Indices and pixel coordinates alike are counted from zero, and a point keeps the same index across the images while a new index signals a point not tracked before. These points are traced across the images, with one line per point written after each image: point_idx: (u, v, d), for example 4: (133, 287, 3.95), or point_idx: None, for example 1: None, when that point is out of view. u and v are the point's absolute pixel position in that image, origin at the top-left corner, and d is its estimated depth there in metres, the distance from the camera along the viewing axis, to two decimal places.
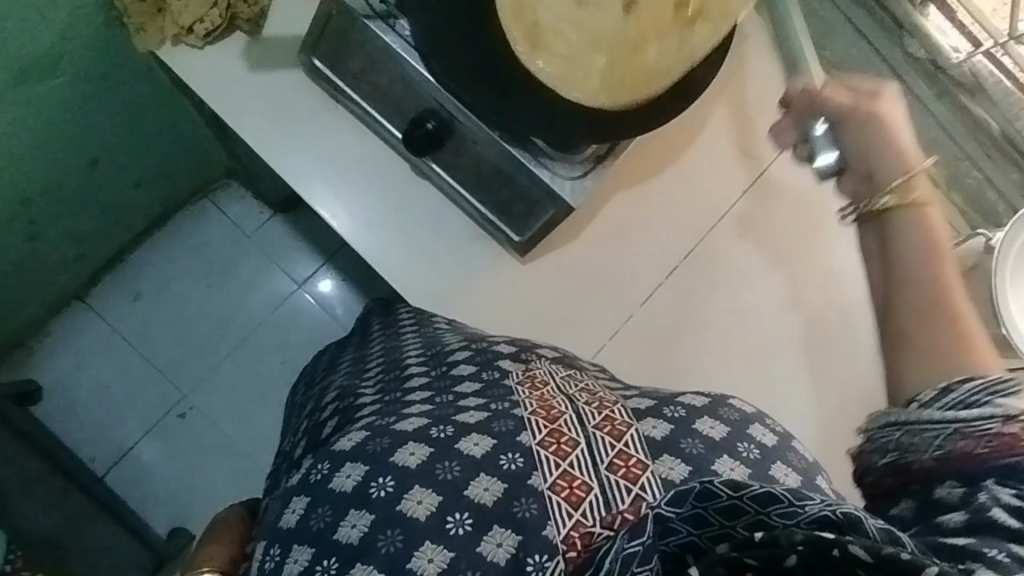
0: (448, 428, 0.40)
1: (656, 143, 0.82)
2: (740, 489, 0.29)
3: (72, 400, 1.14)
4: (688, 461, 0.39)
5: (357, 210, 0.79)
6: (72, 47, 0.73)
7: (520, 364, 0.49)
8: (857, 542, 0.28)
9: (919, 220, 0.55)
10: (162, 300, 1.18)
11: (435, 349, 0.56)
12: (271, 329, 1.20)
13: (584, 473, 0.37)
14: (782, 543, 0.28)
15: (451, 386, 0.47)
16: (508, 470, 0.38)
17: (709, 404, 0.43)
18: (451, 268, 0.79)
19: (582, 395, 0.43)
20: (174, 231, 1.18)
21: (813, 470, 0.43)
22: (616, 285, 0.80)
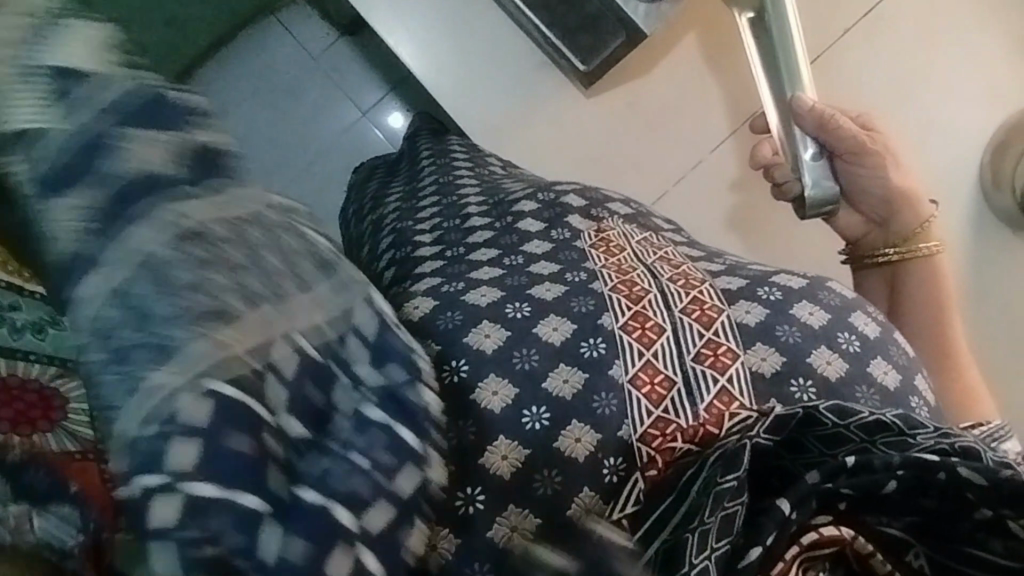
0: (524, 306, 0.36)
1: None
2: (845, 418, 0.29)
3: None
4: (783, 350, 0.35)
5: (424, 31, 0.72)
6: None
7: (592, 223, 0.44)
8: (964, 465, 0.28)
9: (927, 273, 0.59)
10: (225, 119, 1.12)
11: (498, 197, 0.51)
12: (337, 155, 1.16)
13: (668, 367, 0.33)
14: (879, 468, 0.29)
15: (518, 245, 0.42)
16: (588, 357, 0.34)
17: (807, 287, 0.39)
18: (519, 99, 0.73)
19: (665, 269, 0.39)
20: (239, 44, 1.11)
21: (912, 366, 0.39)
22: (689, 128, 0.75)
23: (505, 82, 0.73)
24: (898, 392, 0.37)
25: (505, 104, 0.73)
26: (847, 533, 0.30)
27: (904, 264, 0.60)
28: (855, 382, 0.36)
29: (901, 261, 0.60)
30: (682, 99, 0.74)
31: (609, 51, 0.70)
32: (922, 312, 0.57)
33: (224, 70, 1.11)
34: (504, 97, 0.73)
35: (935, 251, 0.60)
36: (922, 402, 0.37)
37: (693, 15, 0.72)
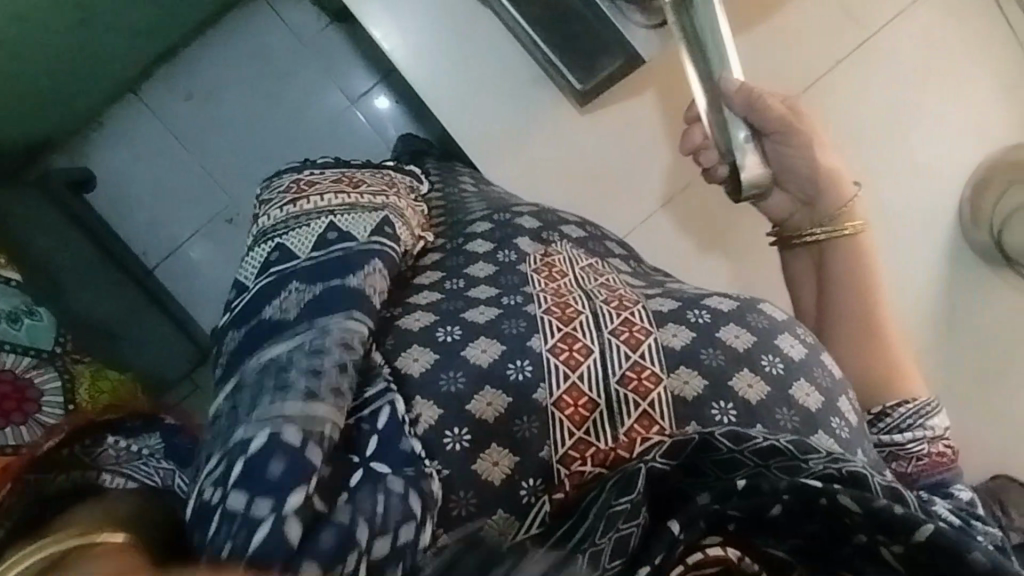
0: (455, 330, 0.38)
1: None
2: (741, 443, 0.32)
3: (121, 195, 1.20)
4: (706, 374, 0.37)
5: (411, 30, 0.72)
6: None
7: (538, 246, 0.46)
8: (846, 493, 0.31)
9: (847, 251, 0.64)
10: (210, 103, 1.21)
11: (456, 217, 0.53)
12: (321, 143, 1.23)
13: (591, 390, 0.36)
14: (767, 490, 0.31)
15: (463, 266, 0.44)
16: (515, 381, 0.36)
17: (736, 309, 0.42)
18: (512, 111, 0.74)
19: (601, 291, 0.41)
20: (227, 34, 1.20)
21: (836, 388, 0.42)
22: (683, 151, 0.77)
23: (505, 90, 0.73)
24: (816, 414, 0.39)
25: (497, 113, 0.74)
26: (734, 554, 0.31)
27: (829, 242, 0.65)
28: (775, 404, 0.38)
29: (824, 241, 0.65)
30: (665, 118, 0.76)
31: (605, 72, 0.71)
32: (848, 290, 0.63)
33: (218, 57, 1.20)
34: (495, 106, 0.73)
35: (859, 228, 0.65)
36: (842, 423, 0.40)
37: None
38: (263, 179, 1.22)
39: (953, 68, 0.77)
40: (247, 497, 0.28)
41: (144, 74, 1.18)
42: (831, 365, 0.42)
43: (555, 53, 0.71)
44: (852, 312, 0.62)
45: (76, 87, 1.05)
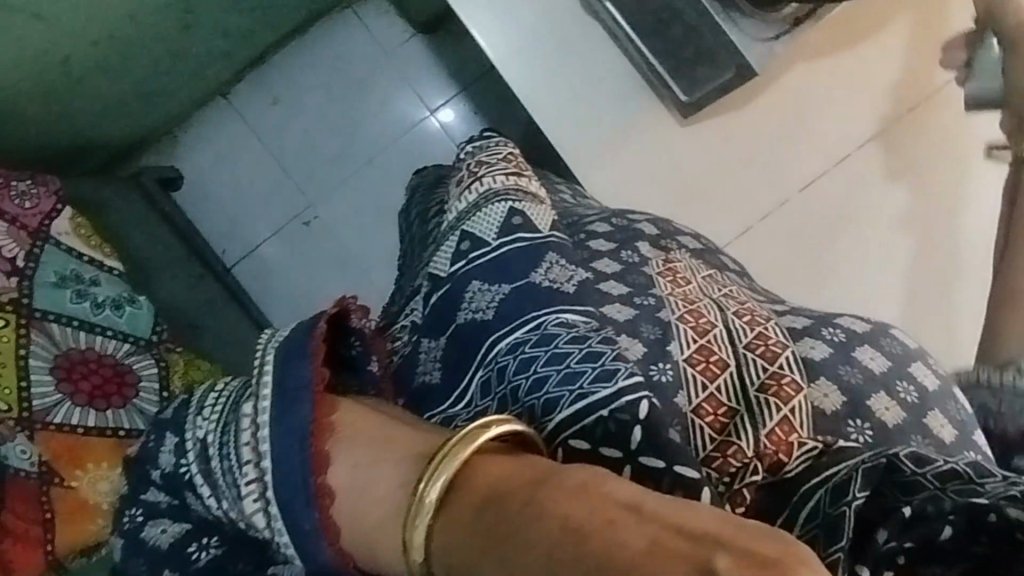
0: (596, 324, 0.42)
1: (856, 9, 0.74)
2: (922, 466, 0.35)
3: (206, 194, 1.26)
4: (844, 390, 0.43)
5: (513, 38, 0.74)
6: None
7: (659, 253, 0.50)
8: (1013, 509, 0.33)
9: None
10: (295, 107, 1.26)
11: (571, 219, 0.54)
12: (399, 151, 1.28)
13: (728, 399, 0.41)
14: (933, 514, 0.34)
15: (589, 261, 0.48)
16: (657, 379, 0.40)
17: (869, 332, 0.47)
18: (607, 124, 0.75)
19: (732, 304, 0.46)
20: (316, 40, 1.26)
21: (971, 421, 0.45)
22: (786, 164, 0.77)
23: (596, 101, 0.74)
24: (951, 444, 0.43)
25: (590, 125, 0.75)
26: None
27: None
28: (912, 431, 0.42)
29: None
30: (779, 135, 0.76)
31: (708, 86, 0.73)
32: None
33: (307, 62, 1.26)
34: (589, 118, 0.75)
35: None
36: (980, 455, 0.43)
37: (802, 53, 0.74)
38: (347, 181, 1.28)
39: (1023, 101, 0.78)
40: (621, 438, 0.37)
41: (234, 78, 1.24)
42: (962, 398, 0.47)
43: (663, 67, 0.73)
44: None
45: (172, 86, 1.11)
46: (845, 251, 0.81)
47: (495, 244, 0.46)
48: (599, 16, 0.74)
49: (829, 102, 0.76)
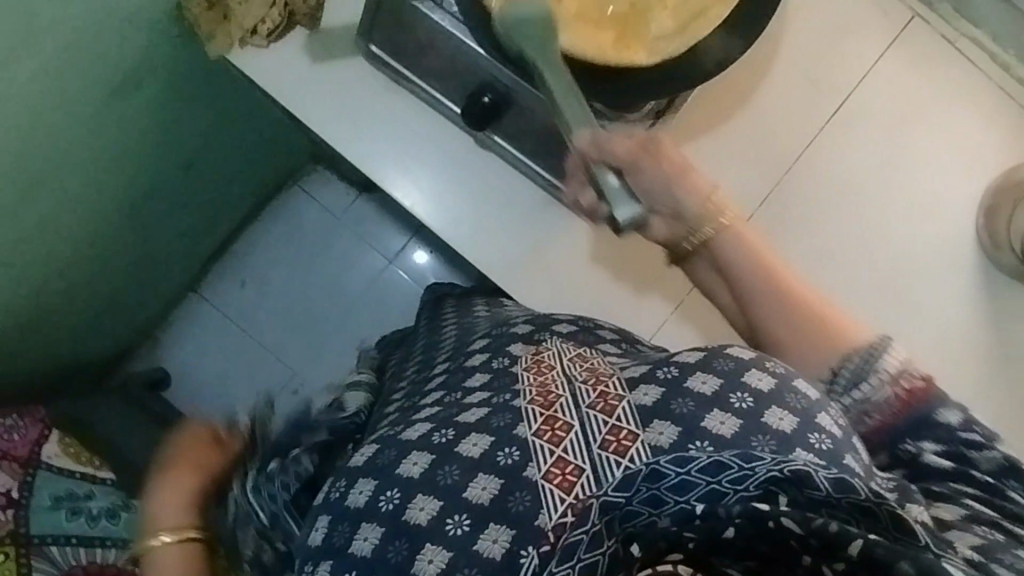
0: (448, 432, 0.48)
1: (727, 87, 0.89)
2: (685, 466, 0.41)
3: (195, 386, 1.33)
4: (676, 421, 0.45)
5: (435, 192, 0.88)
6: (143, 70, 0.82)
7: (530, 347, 0.55)
8: (786, 516, 0.38)
9: (739, 239, 0.63)
10: (264, 286, 1.35)
11: (463, 338, 0.66)
12: (369, 304, 1.35)
13: (575, 458, 0.44)
14: (720, 515, 0.39)
15: (464, 380, 0.54)
16: (504, 465, 0.44)
17: (703, 358, 0.48)
18: (524, 236, 0.89)
19: (582, 371, 0.49)
20: (271, 220, 1.35)
21: (816, 406, 0.47)
22: None
23: (508, 223, 0.89)
24: (794, 434, 0.45)
25: (516, 250, 0.88)
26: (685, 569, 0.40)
27: (715, 238, 0.63)
28: (750, 434, 0.45)
29: (711, 237, 0.64)
30: None
31: None
32: (772, 303, 0.60)
33: (263, 244, 1.35)
34: (513, 241, 0.88)
35: (734, 219, 0.64)
36: (821, 438, 0.45)
37: (686, 134, 0.88)
38: (324, 345, 1.35)
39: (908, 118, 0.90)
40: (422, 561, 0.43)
41: (201, 272, 1.33)
42: (806, 389, 0.48)
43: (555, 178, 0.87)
44: (776, 283, 0.61)
45: (141, 294, 1.19)
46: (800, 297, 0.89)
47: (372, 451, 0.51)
48: (489, 147, 0.88)
49: (739, 167, 0.89)
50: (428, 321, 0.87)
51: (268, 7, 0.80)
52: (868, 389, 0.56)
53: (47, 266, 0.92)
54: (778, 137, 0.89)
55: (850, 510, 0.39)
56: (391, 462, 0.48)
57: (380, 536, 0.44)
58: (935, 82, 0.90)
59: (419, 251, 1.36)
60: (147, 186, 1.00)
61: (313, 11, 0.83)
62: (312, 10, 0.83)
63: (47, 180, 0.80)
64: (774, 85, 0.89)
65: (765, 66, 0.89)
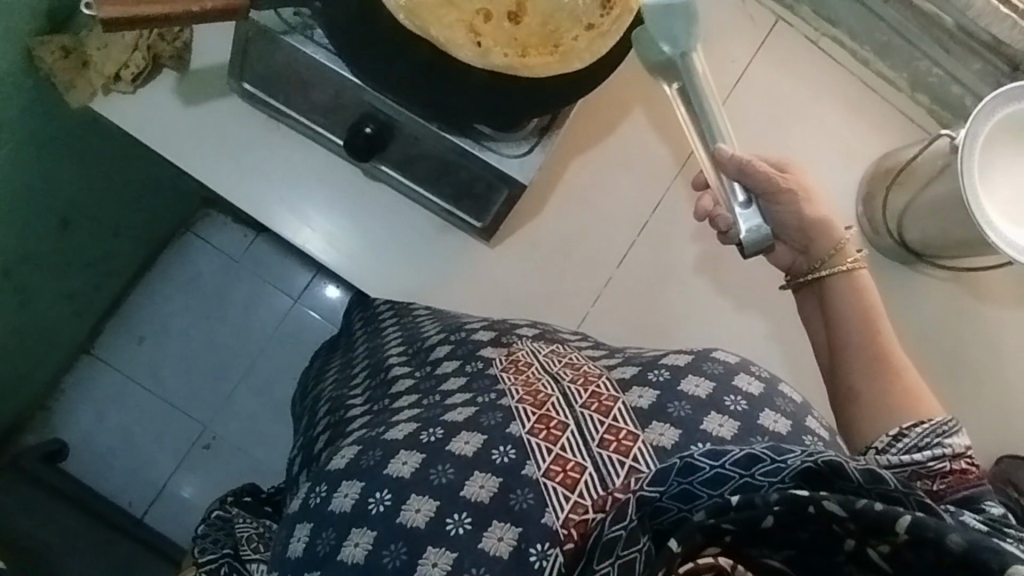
0: (437, 431, 0.48)
1: (603, 101, 0.93)
2: (720, 458, 0.39)
3: (98, 454, 1.23)
4: (677, 424, 0.47)
5: (328, 225, 0.86)
6: (9, 120, 0.75)
7: (501, 351, 0.57)
8: (831, 502, 0.37)
9: (848, 284, 0.71)
10: (163, 342, 1.27)
11: (414, 345, 0.66)
12: (279, 345, 1.30)
13: (576, 455, 0.44)
14: (759, 504, 0.38)
15: (440, 386, 0.56)
16: (502, 464, 0.45)
17: (693, 362, 0.52)
18: (424, 262, 0.88)
19: (567, 371, 0.51)
20: (164, 271, 1.28)
21: (801, 410, 0.51)
22: (594, 247, 0.91)
23: (405, 248, 0.88)
24: (788, 434, 0.49)
25: (417, 273, 0.88)
26: (725, 562, 0.39)
27: (832, 278, 0.71)
28: (748, 435, 0.48)
29: (827, 276, 0.72)
30: (592, 215, 0.91)
31: (497, 206, 0.83)
32: (857, 340, 0.68)
33: (161, 294, 1.27)
34: (407, 263, 0.88)
35: (858, 265, 0.71)
36: (813, 438, 0.49)
37: (572, 147, 0.92)
38: (234, 395, 1.28)
39: (784, 115, 0.96)
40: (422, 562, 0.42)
41: (92, 332, 1.24)
42: (790, 393, 0.52)
43: (447, 203, 0.86)
44: (858, 337, 0.68)
45: (23, 366, 1.09)
46: (699, 296, 0.92)
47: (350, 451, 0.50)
48: (378, 177, 0.86)
49: (625, 183, 0.92)
50: (359, 331, 0.82)
51: (130, 50, 0.78)
52: (928, 453, 0.57)
53: None
54: (663, 146, 0.93)
55: (880, 498, 0.39)
56: (377, 462, 0.47)
57: (374, 539, 0.44)
58: (803, 80, 0.97)
59: (327, 286, 1.31)
60: (21, 251, 0.92)
61: (179, 52, 0.80)
62: (178, 50, 0.80)
63: None
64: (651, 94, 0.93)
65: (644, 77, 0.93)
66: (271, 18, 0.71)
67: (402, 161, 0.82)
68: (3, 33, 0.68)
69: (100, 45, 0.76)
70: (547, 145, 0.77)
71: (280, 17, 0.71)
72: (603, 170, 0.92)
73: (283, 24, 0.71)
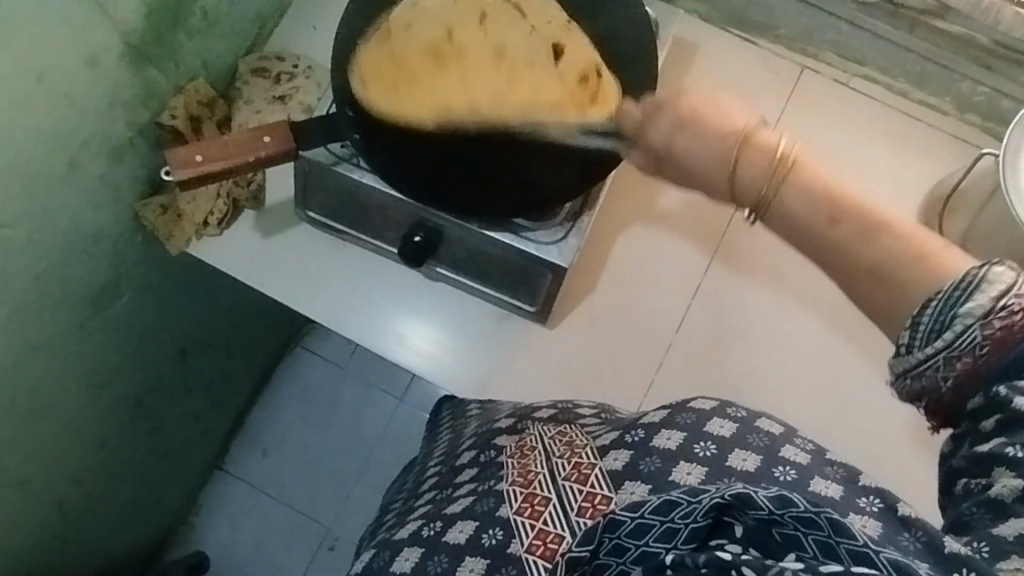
0: (436, 524, 0.54)
1: (632, 174, 0.97)
2: (639, 510, 0.43)
3: (235, 563, 1.33)
4: (646, 479, 0.51)
5: (401, 328, 0.93)
6: (125, 274, 0.88)
7: (513, 436, 0.60)
8: (749, 566, 0.38)
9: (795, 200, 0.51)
10: (283, 452, 1.37)
11: (452, 444, 0.71)
12: (387, 443, 1.38)
13: (556, 527, 0.48)
14: (690, 564, 0.39)
15: (454, 477, 0.61)
16: (489, 545, 0.50)
17: (667, 416, 0.55)
18: (493, 350, 0.93)
19: (559, 448, 0.55)
20: (278, 385, 1.40)
21: (777, 442, 0.52)
22: (648, 314, 0.93)
23: (476, 340, 0.93)
24: (758, 471, 0.50)
25: (484, 360, 0.93)
26: None
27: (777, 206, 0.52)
28: (715, 478, 0.50)
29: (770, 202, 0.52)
30: (645, 284, 0.94)
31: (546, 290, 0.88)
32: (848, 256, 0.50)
33: (277, 408, 1.39)
34: (475, 352, 0.93)
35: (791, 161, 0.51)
36: (785, 470, 0.50)
37: (613, 222, 0.96)
38: (348, 496, 1.36)
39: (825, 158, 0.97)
40: None
41: (221, 450, 1.36)
42: (769, 426, 0.53)
43: (504, 292, 0.92)
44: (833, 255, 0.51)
45: (162, 486, 1.22)
46: (765, 351, 0.93)
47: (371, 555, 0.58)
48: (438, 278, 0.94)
49: (671, 248, 0.95)
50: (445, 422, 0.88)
51: (214, 199, 0.90)
52: (952, 330, 0.47)
53: (66, 477, 0.96)
54: (702, 208, 0.97)
55: (795, 522, 0.40)
56: (386, 562, 0.55)
57: None
58: (838, 125, 0.98)
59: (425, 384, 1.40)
60: (150, 383, 1.05)
61: (255, 193, 0.92)
62: (253, 192, 0.92)
63: (54, 393, 0.86)
64: None
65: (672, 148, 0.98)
66: (323, 154, 0.81)
67: (454, 259, 0.90)
68: (114, 205, 0.81)
69: (190, 199, 0.88)
70: (580, 228, 0.82)
71: (330, 151, 0.81)
72: (648, 241, 0.96)
73: (334, 157, 0.81)
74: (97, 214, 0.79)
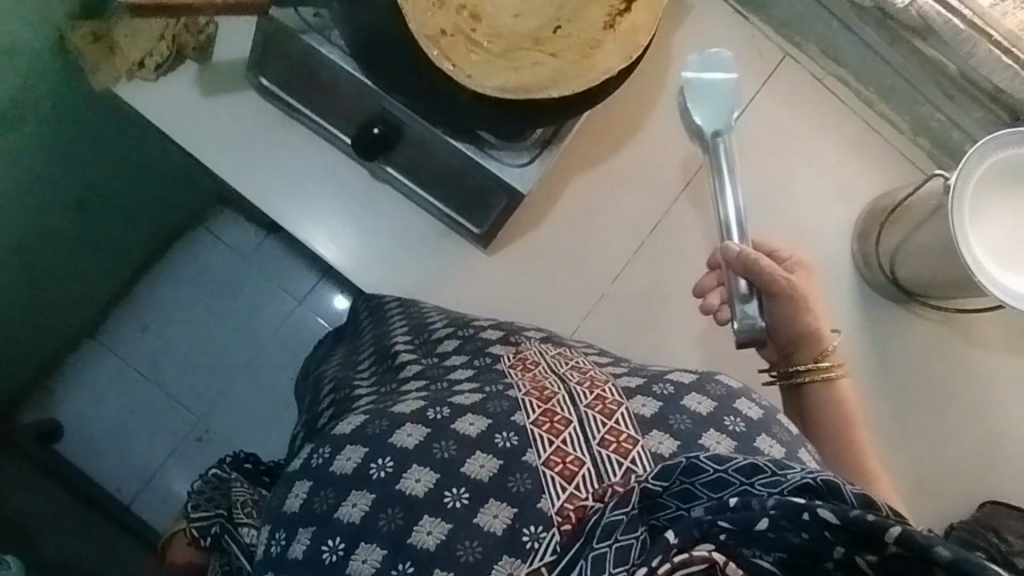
0: (443, 410, 0.53)
1: (604, 119, 0.94)
2: (722, 464, 0.44)
3: (92, 438, 1.24)
4: (678, 436, 0.53)
5: (335, 223, 0.88)
6: (31, 101, 0.77)
7: (509, 349, 0.64)
8: (825, 509, 0.40)
9: (830, 396, 0.81)
10: (166, 332, 1.28)
11: (422, 335, 0.72)
12: (279, 344, 1.31)
13: (575, 450, 0.50)
14: (757, 508, 0.41)
15: (448, 374, 0.62)
16: (504, 448, 0.51)
17: (697, 382, 0.59)
18: (427, 263, 0.90)
19: (575, 376, 0.57)
20: (172, 263, 1.29)
21: (797, 442, 0.58)
22: (589, 260, 0.93)
23: (411, 251, 0.90)
24: (782, 458, 0.54)
25: (415, 273, 0.90)
26: (718, 558, 0.41)
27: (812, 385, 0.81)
28: (744, 452, 0.54)
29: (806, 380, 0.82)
30: (593, 229, 0.93)
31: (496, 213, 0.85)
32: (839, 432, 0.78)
33: (168, 286, 1.29)
34: (409, 262, 0.89)
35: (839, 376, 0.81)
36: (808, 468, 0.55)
37: (574, 160, 0.93)
38: (226, 391, 1.29)
39: (787, 145, 0.99)
40: (419, 521, 0.48)
41: (97, 318, 1.26)
42: (788, 424, 0.59)
43: (451, 208, 0.88)
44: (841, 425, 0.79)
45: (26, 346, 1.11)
46: (689, 320, 0.94)
47: (357, 418, 0.54)
48: (385, 179, 0.88)
49: (624, 199, 0.94)
50: (365, 322, 0.82)
51: (155, 39, 0.80)
52: None
53: None
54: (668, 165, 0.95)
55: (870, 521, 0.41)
56: (383, 431, 0.52)
57: (372, 501, 0.49)
58: (808, 114, 0.99)
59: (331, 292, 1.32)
60: (33, 231, 0.94)
61: (203, 44, 0.82)
62: (202, 42, 0.82)
63: None
64: (656, 118, 0.95)
65: (648, 99, 0.95)
66: (291, 17, 0.73)
67: (409, 163, 0.85)
68: (35, 18, 0.70)
69: (127, 33, 0.79)
70: (547, 156, 0.79)
71: (300, 16, 0.74)
72: (601, 190, 0.93)
73: (303, 24, 0.74)
74: (14, 25, 0.68)
